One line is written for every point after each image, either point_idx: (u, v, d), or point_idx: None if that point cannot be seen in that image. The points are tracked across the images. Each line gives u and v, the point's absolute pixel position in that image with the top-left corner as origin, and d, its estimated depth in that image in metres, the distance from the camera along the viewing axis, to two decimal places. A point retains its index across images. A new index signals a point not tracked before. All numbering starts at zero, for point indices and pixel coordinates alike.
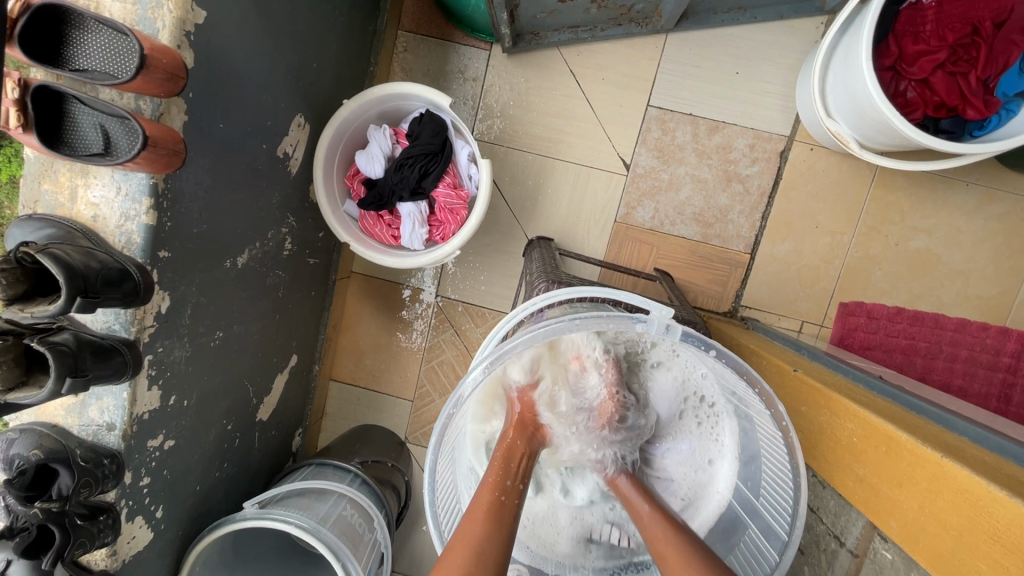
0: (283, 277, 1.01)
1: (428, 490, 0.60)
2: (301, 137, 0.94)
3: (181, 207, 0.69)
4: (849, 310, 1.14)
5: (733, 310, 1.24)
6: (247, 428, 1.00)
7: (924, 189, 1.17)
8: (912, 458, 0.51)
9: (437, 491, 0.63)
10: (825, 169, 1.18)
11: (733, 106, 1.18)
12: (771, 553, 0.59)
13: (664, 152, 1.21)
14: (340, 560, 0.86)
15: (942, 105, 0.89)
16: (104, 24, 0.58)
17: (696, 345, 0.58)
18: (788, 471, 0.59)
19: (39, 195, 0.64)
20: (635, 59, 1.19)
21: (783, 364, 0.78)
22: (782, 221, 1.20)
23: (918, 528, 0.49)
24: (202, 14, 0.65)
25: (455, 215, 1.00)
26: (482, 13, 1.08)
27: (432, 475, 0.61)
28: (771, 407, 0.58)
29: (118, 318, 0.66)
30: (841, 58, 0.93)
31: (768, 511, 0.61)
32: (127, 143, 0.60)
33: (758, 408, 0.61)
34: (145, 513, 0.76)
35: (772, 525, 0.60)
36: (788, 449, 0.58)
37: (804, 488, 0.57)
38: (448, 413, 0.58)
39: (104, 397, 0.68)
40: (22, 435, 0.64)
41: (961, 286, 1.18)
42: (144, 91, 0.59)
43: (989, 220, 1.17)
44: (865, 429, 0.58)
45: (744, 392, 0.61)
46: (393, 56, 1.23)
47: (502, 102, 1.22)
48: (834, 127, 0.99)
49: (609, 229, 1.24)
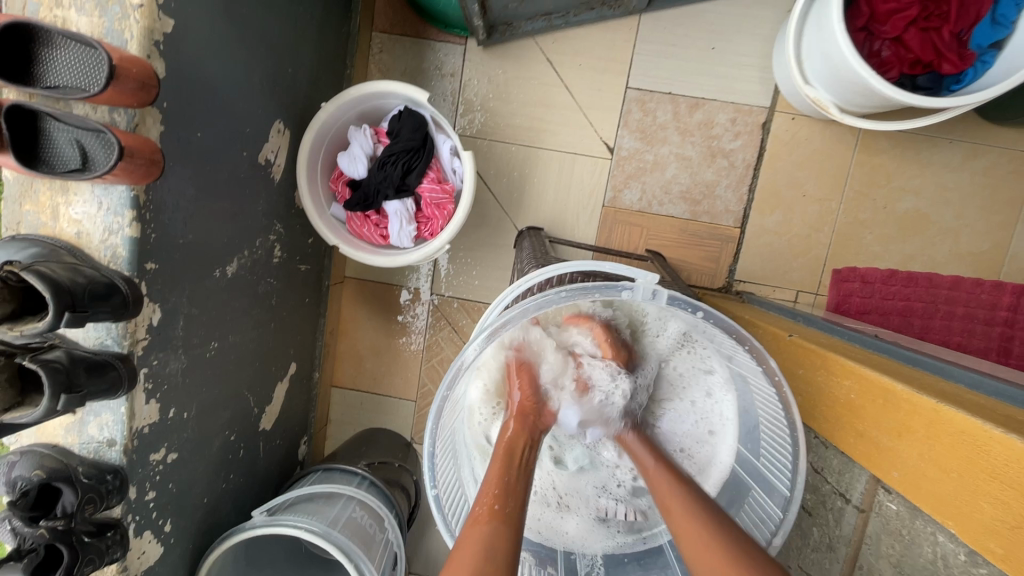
0: (275, 285, 1.01)
1: (428, 471, 0.61)
2: (281, 143, 0.94)
3: (165, 219, 0.69)
4: (842, 276, 1.14)
5: (728, 285, 1.24)
6: (250, 438, 1.00)
7: (909, 150, 1.17)
8: (910, 407, 0.51)
9: (438, 473, 0.63)
10: (808, 136, 1.18)
11: (712, 82, 1.19)
12: (774, 511, 0.60)
13: (646, 133, 1.21)
14: (354, 561, 0.86)
15: (918, 62, 0.89)
16: (72, 39, 0.58)
17: (684, 307, 0.58)
18: (785, 427, 0.59)
19: (21, 217, 0.64)
20: (610, 42, 1.19)
21: (778, 330, 0.78)
22: (770, 192, 1.21)
23: (919, 475, 0.49)
24: (170, 23, 0.65)
25: (441, 210, 1.00)
26: (453, 7, 1.08)
27: (431, 455, 0.61)
28: (763, 364, 0.58)
29: (110, 333, 0.65)
30: (814, 23, 0.93)
31: (770, 469, 0.62)
32: (104, 156, 0.60)
33: (750, 366, 0.62)
34: (154, 527, 0.76)
35: (774, 484, 0.61)
36: (783, 405, 0.59)
37: (803, 443, 0.57)
38: (443, 393, 0.59)
39: (102, 414, 0.68)
40: (23, 458, 0.65)
41: (952, 243, 1.19)
42: (117, 102, 0.59)
43: (975, 176, 1.17)
44: (863, 385, 0.58)
45: (737, 352, 0.62)
46: (369, 59, 1.23)
47: (482, 96, 1.22)
48: (812, 93, 0.99)
49: (598, 214, 1.24)
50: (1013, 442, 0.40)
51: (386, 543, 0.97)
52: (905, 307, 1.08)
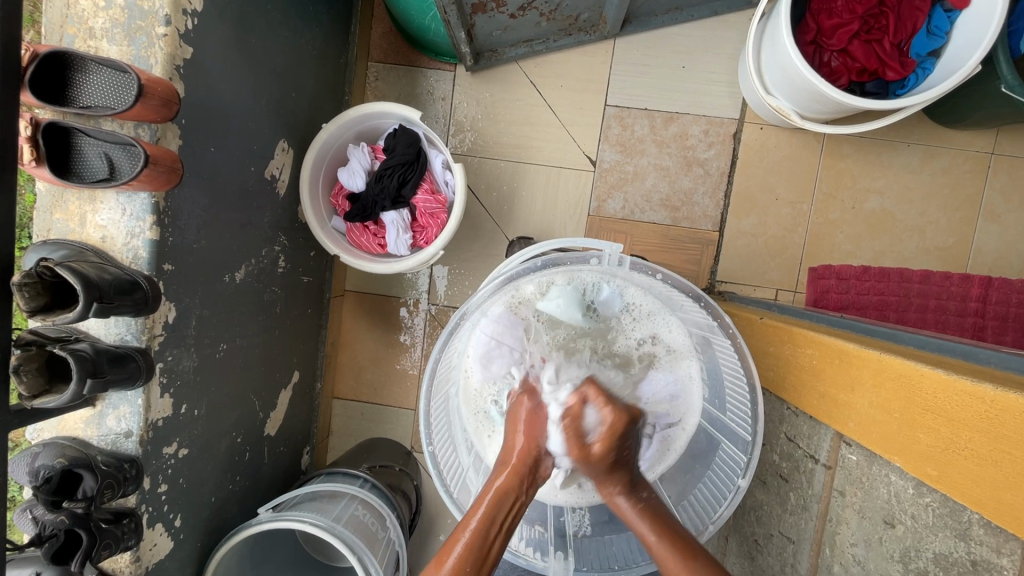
0: (279, 293, 1.06)
1: (423, 426, 0.70)
2: (285, 161, 1.02)
3: (181, 224, 0.76)
4: (818, 274, 1.19)
5: (710, 287, 1.31)
6: (255, 443, 1.04)
7: (871, 153, 1.26)
8: (859, 362, 0.56)
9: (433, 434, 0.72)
10: (776, 144, 1.27)
11: (685, 98, 1.28)
12: (740, 456, 0.67)
13: (626, 146, 1.30)
14: (356, 555, 0.89)
15: (864, 70, 0.98)
16: (102, 64, 0.66)
17: (644, 271, 0.71)
18: (743, 377, 0.67)
19: (51, 224, 0.70)
20: (588, 65, 1.29)
21: (750, 314, 0.84)
22: (744, 197, 1.28)
23: (870, 420, 0.54)
24: (190, 51, 0.73)
25: (435, 219, 1.07)
26: (442, 37, 1.18)
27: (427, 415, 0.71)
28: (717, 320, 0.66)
29: (129, 329, 0.71)
30: (769, 39, 1.03)
31: (733, 420, 0.69)
32: (129, 165, 0.67)
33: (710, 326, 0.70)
34: (165, 521, 0.80)
35: (738, 432, 0.68)
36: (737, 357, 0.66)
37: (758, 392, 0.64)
38: (442, 344, 0.70)
39: (121, 406, 0.73)
40: (45, 449, 0.69)
41: (919, 239, 1.26)
42: (142, 118, 0.66)
43: (934, 175, 1.25)
44: (821, 350, 0.64)
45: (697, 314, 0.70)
46: (365, 86, 1.32)
47: (471, 117, 1.31)
48: (773, 102, 1.08)
49: (584, 223, 1.32)
50: (940, 375, 0.46)
51: (387, 542, 0.99)
52: (880, 301, 1.13)
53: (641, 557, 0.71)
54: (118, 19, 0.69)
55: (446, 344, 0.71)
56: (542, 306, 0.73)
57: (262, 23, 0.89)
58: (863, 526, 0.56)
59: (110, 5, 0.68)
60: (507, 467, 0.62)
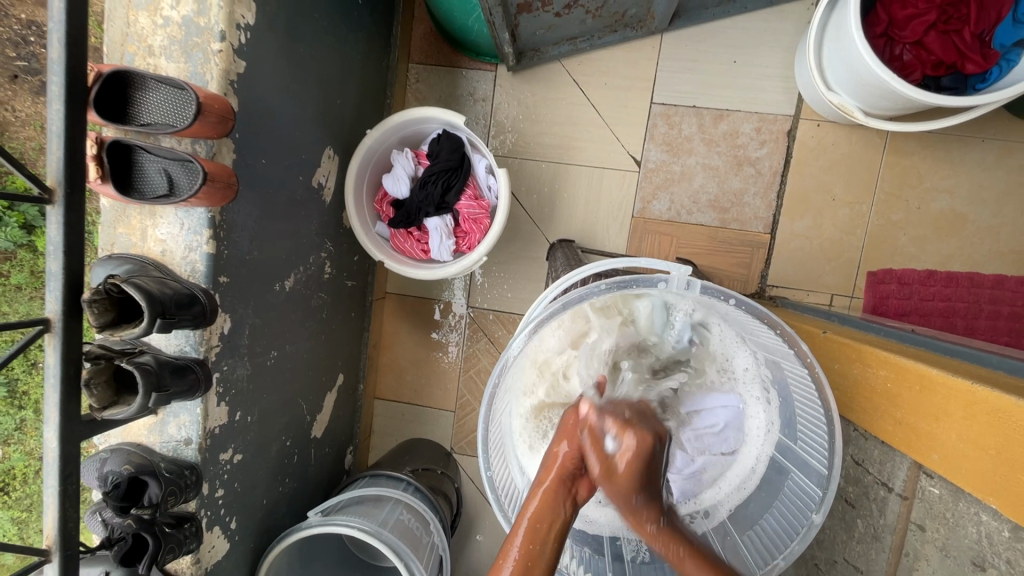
0: (325, 299, 1.08)
1: (483, 458, 0.66)
2: (331, 167, 1.02)
3: (235, 236, 0.77)
4: (878, 278, 1.13)
5: (760, 291, 1.25)
6: (303, 445, 1.06)
7: (939, 150, 1.18)
8: (945, 391, 0.52)
9: (492, 464, 0.67)
10: (834, 142, 1.20)
11: (735, 94, 1.22)
12: (815, 490, 0.62)
13: (672, 146, 1.25)
14: (403, 561, 0.90)
15: (941, 63, 0.91)
16: (162, 81, 0.67)
17: (716, 296, 0.62)
18: (821, 408, 0.61)
19: (115, 238, 0.73)
20: (634, 61, 1.24)
21: (812, 327, 0.79)
22: (798, 197, 1.22)
23: (958, 456, 0.50)
24: (243, 65, 0.73)
25: (478, 224, 1.06)
26: (485, 37, 1.15)
27: (485, 447, 0.66)
28: (795, 347, 0.61)
29: (189, 340, 0.73)
30: (834, 31, 0.97)
31: (808, 451, 0.64)
32: (187, 181, 0.68)
33: (784, 352, 0.63)
34: (222, 524, 0.83)
35: (814, 465, 0.63)
36: (817, 387, 0.61)
37: (838, 424, 0.59)
38: (496, 378, 0.64)
39: (181, 415, 0.75)
40: (113, 454, 0.72)
41: (993, 241, 1.17)
42: (200, 135, 0.67)
43: (1011, 173, 1.16)
44: (898, 373, 0.59)
45: (769, 338, 0.64)
46: (406, 88, 1.32)
47: (512, 118, 1.29)
48: (836, 99, 1.01)
49: (627, 225, 1.28)
50: None
51: (431, 546, 1.01)
52: (946, 307, 1.07)
53: None
54: (175, 36, 0.70)
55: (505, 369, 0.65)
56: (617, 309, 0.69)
57: (309, 31, 0.89)
58: (947, 566, 0.52)
59: (169, 23, 0.70)
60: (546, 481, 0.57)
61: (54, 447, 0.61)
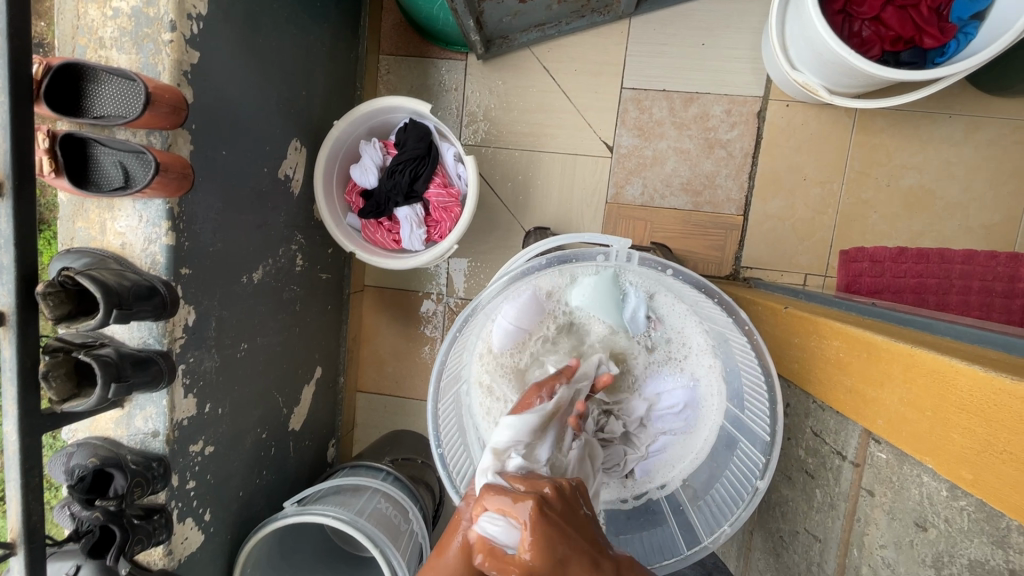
0: (299, 292, 1.08)
1: (432, 435, 0.66)
2: (299, 159, 1.02)
3: (196, 228, 0.77)
4: (849, 256, 1.13)
5: (735, 273, 1.26)
6: (281, 438, 1.06)
7: (907, 127, 1.18)
8: (888, 356, 0.53)
9: (443, 443, 0.68)
10: (803, 122, 1.21)
11: (704, 77, 1.23)
12: (758, 457, 0.62)
13: (644, 130, 1.25)
14: (379, 549, 0.91)
15: (899, 38, 0.92)
16: (113, 73, 0.67)
17: (655, 266, 0.65)
18: (761, 376, 0.62)
19: (74, 233, 0.73)
20: (603, 47, 1.24)
21: (774, 303, 0.79)
22: (770, 179, 1.23)
23: (900, 419, 0.51)
24: (197, 55, 0.73)
25: (449, 213, 1.06)
26: (451, 25, 1.15)
27: (435, 426, 0.67)
28: (733, 314, 0.62)
29: (151, 332, 0.73)
30: (794, 10, 0.97)
31: (753, 419, 0.65)
32: (142, 173, 0.68)
33: (724, 322, 0.64)
34: (195, 515, 0.83)
35: (757, 432, 0.64)
36: (757, 354, 0.61)
37: (778, 388, 0.60)
38: (445, 352, 0.65)
39: (147, 407, 0.75)
40: (79, 448, 0.72)
41: (962, 216, 1.18)
42: (152, 125, 0.67)
43: (978, 148, 1.16)
44: (848, 343, 0.60)
45: (709, 308, 0.66)
46: (378, 80, 1.31)
47: (484, 107, 1.29)
48: (800, 77, 1.02)
49: (601, 211, 1.29)
50: (975, 370, 0.43)
51: (410, 534, 1.01)
52: (917, 283, 1.07)
53: (657, 557, 0.66)
54: (126, 27, 0.70)
55: (453, 345, 0.66)
56: (571, 294, 0.71)
57: (269, 22, 0.88)
58: (893, 528, 0.53)
59: (118, 15, 0.69)
60: (468, 543, 0.46)
61: (14, 440, 0.60)
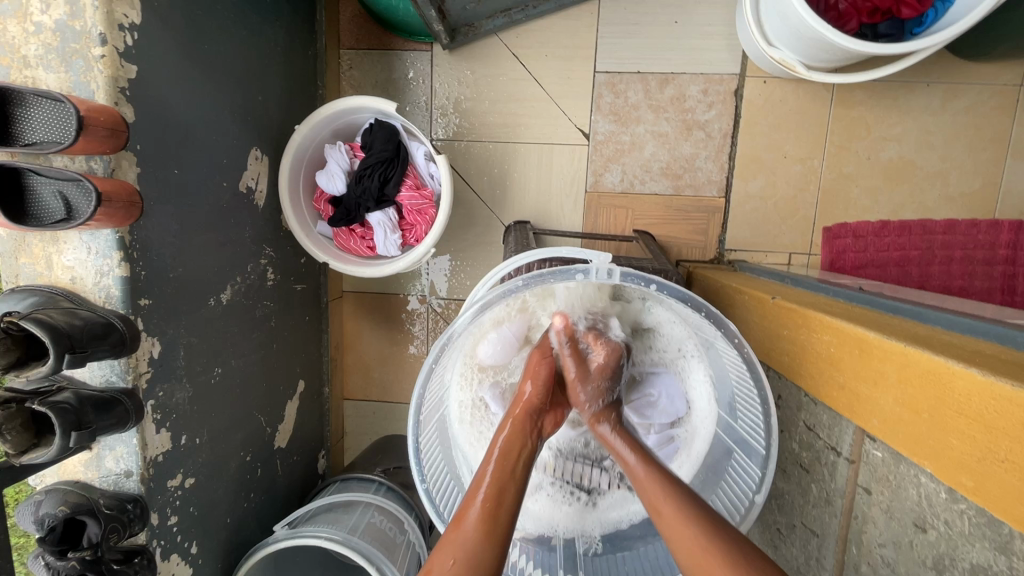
0: (272, 306, 1.04)
1: (417, 473, 0.64)
2: (261, 169, 0.97)
3: (152, 255, 0.72)
4: (833, 233, 1.11)
5: (719, 257, 1.24)
6: (267, 458, 1.03)
7: (886, 98, 1.16)
8: (881, 355, 0.51)
9: (429, 476, 0.66)
10: (781, 98, 1.18)
11: (679, 56, 1.19)
12: (755, 470, 0.62)
13: (620, 115, 1.21)
14: (375, 565, 0.89)
15: (876, 10, 0.89)
16: (42, 96, 0.61)
17: (639, 282, 0.61)
18: (754, 390, 0.61)
19: (19, 269, 0.68)
20: (573, 30, 1.19)
21: (760, 294, 0.77)
22: (749, 158, 1.20)
23: (895, 419, 0.50)
24: (134, 69, 0.68)
25: (423, 215, 1.02)
26: (413, 16, 1.10)
27: (420, 461, 0.65)
28: (723, 328, 0.61)
29: (114, 369, 0.69)
30: None
31: (746, 430, 0.65)
32: (84, 203, 0.63)
33: (714, 333, 0.64)
34: (180, 550, 0.80)
35: (753, 444, 0.64)
36: (749, 367, 0.60)
37: (772, 405, 0.59)
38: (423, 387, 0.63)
39: (117, 447, 0.72)
40: (48, 495, 0.68)
41: (942, 186, 1.17)
42: (92, 151, 0.62)
43: (956, 116, 1.15)
44: (839, 338, 0.58)
45: (699, 321, 0.64)
46: (340, 76, 1.25)
47: (454, 99, 1.24)
48: (776, 54, 0.99)
49: (581, 200, 1.25)
50: (974, 375, 0.41)
51: (407, 545, 1.00)
52: (901, 256, 1.06)
53: None
54: (51, 43, 0.64)
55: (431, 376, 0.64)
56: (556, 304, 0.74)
57: (214, 25, 0.82)
58: (892, 527, 0.52)
59: (41, 30, 0.63)
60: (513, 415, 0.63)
61: None
